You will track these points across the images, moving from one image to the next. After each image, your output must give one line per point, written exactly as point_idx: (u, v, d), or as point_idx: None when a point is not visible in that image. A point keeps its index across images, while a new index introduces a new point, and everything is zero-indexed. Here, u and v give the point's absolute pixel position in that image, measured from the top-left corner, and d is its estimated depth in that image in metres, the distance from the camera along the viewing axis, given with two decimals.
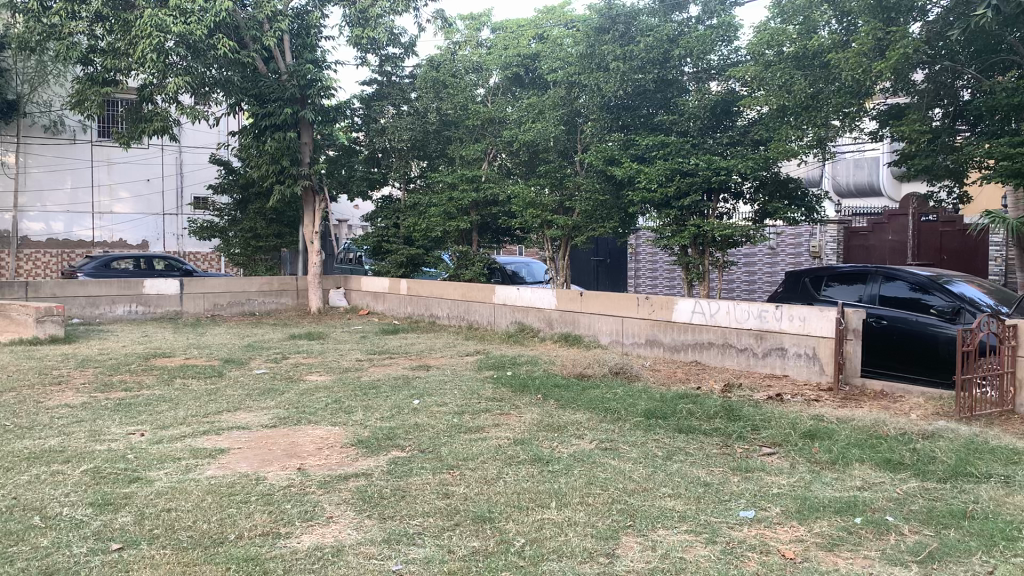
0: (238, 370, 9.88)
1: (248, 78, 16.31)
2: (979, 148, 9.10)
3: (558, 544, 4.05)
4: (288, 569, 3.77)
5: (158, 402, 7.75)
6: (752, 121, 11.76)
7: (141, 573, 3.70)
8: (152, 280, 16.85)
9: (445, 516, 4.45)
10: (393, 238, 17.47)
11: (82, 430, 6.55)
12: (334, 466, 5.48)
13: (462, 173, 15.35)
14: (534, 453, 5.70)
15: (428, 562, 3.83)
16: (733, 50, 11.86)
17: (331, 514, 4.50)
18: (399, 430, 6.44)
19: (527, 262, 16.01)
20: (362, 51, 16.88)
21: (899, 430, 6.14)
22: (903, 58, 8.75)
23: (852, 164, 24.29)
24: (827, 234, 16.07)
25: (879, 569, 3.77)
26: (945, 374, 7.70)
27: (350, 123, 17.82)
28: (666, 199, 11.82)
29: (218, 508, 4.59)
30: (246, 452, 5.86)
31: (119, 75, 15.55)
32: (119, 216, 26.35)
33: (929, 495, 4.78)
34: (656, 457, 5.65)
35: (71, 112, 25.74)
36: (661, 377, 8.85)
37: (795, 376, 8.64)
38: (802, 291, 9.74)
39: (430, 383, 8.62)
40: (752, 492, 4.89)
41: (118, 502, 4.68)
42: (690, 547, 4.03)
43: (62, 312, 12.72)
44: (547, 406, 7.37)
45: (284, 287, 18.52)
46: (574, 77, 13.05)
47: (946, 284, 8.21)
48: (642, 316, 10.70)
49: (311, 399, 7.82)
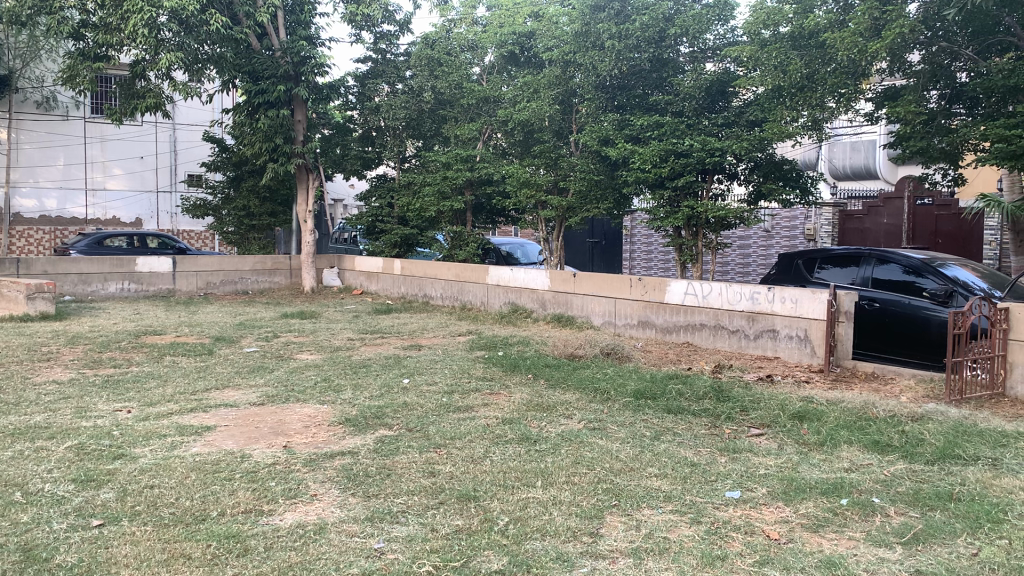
0: (229, 347, 9.85)
1: (242, 54, 16.18)
2: (974, 131, 9.06)
3: (541, 523, 4.03)
4: (270, 546, 3.75)
5: (147, 379, 7.72)
6: (747, 102, 11.66)
7: (121, 549, 3.68)
8: (145, 258, 16.79)
9: (429, 494, 4.43)
10: (388, 218, 17.39)
11: (68, 406, 6.52)
12: (320, 444, 5.45)
13: (457, 153, 15.26)
14: (522, 433, 5.68)
15: (410, 541, 3.81)
16: (729, 29, 11.82)
17: (316, 492, 4.47)
18: (388, 409, 6.42)
19: (523, 244, 16.46)
20: (356, 28, 16.71)
21: (888, 412, 6.11)
22: (899, 38, 8.65)
23: (848, 147, 24.20)
24: (821, 217, 15.80)
25: (862, 551, 3.76)
26: (935, 357, 7.68)
27: (344, 101, 17.65)
28: (659, 180, 11.77)
29: (202, 485, 4.57)
30: (232, 430, 5.84)
31: (111, 51, 15.39)
32: (112, 193, 26.20)
33: (916, 477, 4.77)
34: (644, 437, 5.62)
35: (63, 88, 25.57)
36: (652, 358, 8.84)
37: (787, 358, 8.63)
38: (795, 274, 9.71)
39: (420, 363, 8.59)
40: (739, 473, 4.87)
41: (101, 478, 4.66)
42: (674, 528, 4.01)
43: (53, 289, 12.66)
44: (536, 386, 7.36)
45: (278, 266, 18.46)
46: (569, 56, 12.90)
47: (939, 267, 8.17)
48: (635, 297, 10.67)
49: (301, 377, 7.80)
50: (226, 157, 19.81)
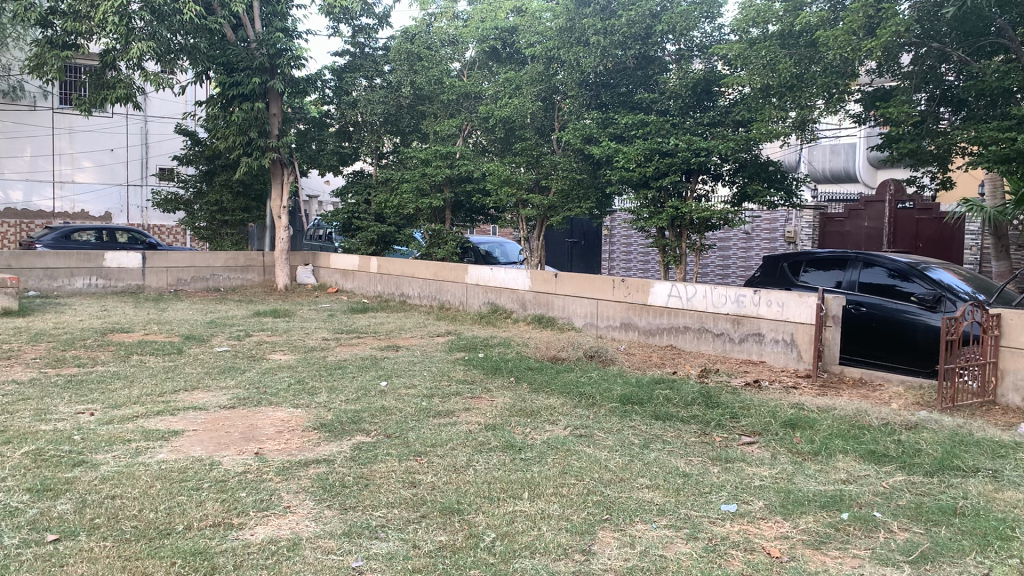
0: (199, 347, 9.50)
1: (216, 45, 15.83)
2: (963, 134, 8.95)
3: (530, 540, 3.80)
4: (239, 564, 3.48)
5: (111, 379, 7.39)
6: (734, 101, 11.48)
7: (76, 568, 3.40)
8: (114, 253, 16.38)
9: (410, 507, 4.18)
10: (364, 215, 17.07)
11: (27, 408, 6.19)
12: (293, 451, 5.18)
13: (436, 149, 14.96)
14: (506, 440, 5.44)
15: (391, 559, 3.56)
16: (716, 26, 11.49)
17: (289, 504, 4.21)
18: (365, 413, 6.15)
19: (502, 243, 16.22)
20: (335, 20, 16.39)
21: (882, 420, 5.95)
22: (893, 37, 8.51)
23: (828, 149, 24.39)
24: (801, 220, 16.01)
25: (869, 570, 3.56)
26: (922, 363, 7.56)
27: (321, 95, 17.28)
28: (643, 179, 11.59)
29: (167, 495, 4.29)
30: (200, 435, 5.53)
31: (80, 38, 14.91)
32: (81, 186, 25.63)
33: (916, 490, 4.60)
34: (633, 445, 5.41)
35: (31, 77, 24.93)
36: (635, 361, 8.64)
37: (772, 362, 8.47)
38: (779, 277, 9.56)
39: (398, 365, 8.32)
40: (734, 485, 4.67)
41: (59, 488, 4.36)
42: (670, 544, 3.80)
43: (16, 284, 12.25)
44: (519, 390, 7.12)
45: (251, 263, 18.05)
46: (552, 51, 12.63)
47: (925, 270, 8.06)
48: (617, 298, 10.48)
49: (274, 379, 7.51)
50: (199, 150, 19.33)
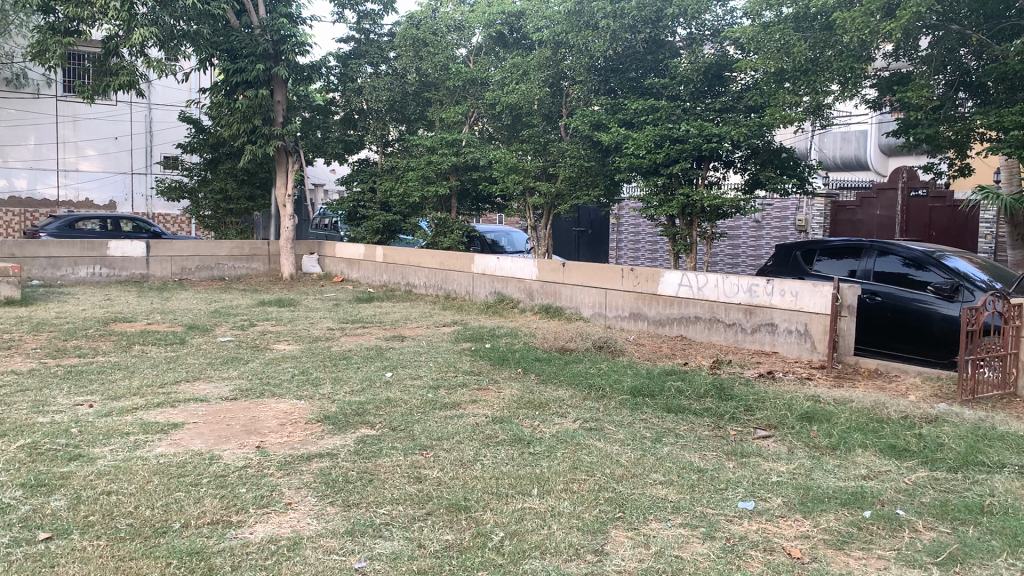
0: (202, 336, 9.37)
1: (220, 32, 15.64)
2: (982, 118, 8.76)
3: (540, 539, 3.65)
4: (237, 565, 3.34)
5: (112, 370, 7.26)
6: (746, 86, 11.27)
7: (67, 569, 3.26)
8: (118, 242, 16.26)
9: (416, 504, 4.03)
10: (370, 204, 16.92)
11: (24, 400, 6.05)
12: (297, 444, 5.03)
13: (442, 137, 14.75)
14: (514, 433, 5.29)
15: (395, 559, 3.41)
16: (728, 10, 11.27)
17: (290, 501, 4.06)
18: (369, 405, 6.00)
19: (508, 231, 16.12)
20: (339, 6, 16.19)
21: (900, 413, 5.78)
22: (914, 17, 8.31)
23: (839, 138, 24.27)
24: (812, 208, 15.74)
25: (895, 573, 3.40)
26: (940, 354, 7.38)
27: (326, 82, 17.11)
28: (654, 165, 11.41)
29: (164, 491, 4.15)
30: (200, 428, 5.39)
31: (83, 25, 14.73)
32: (85, 175, 25.53)
33: (940, 487, 4.43)
34: (645, 439, 5.25)
35: (34, 65, 24.81)
36: (645, 352, 8.48)
37: (786, 353, 8.30)
38: (792, 265, 9.36)
39: (404, 355, 8.16)
40: (750, 481, 4.50)
41: (53, 484, 4.22)
42: (687, 544, 3.65)
43: (18, 273, 12.14)
44: (527, 381, 6.98)
45: (256, 251, 17.88)
46: (562, 36, 12.42)
47: (941, 258, 7.88)
48: (626, 288, 10.31)
49: (277, 369, 7.37)
50: (203, 138, 19.18)
